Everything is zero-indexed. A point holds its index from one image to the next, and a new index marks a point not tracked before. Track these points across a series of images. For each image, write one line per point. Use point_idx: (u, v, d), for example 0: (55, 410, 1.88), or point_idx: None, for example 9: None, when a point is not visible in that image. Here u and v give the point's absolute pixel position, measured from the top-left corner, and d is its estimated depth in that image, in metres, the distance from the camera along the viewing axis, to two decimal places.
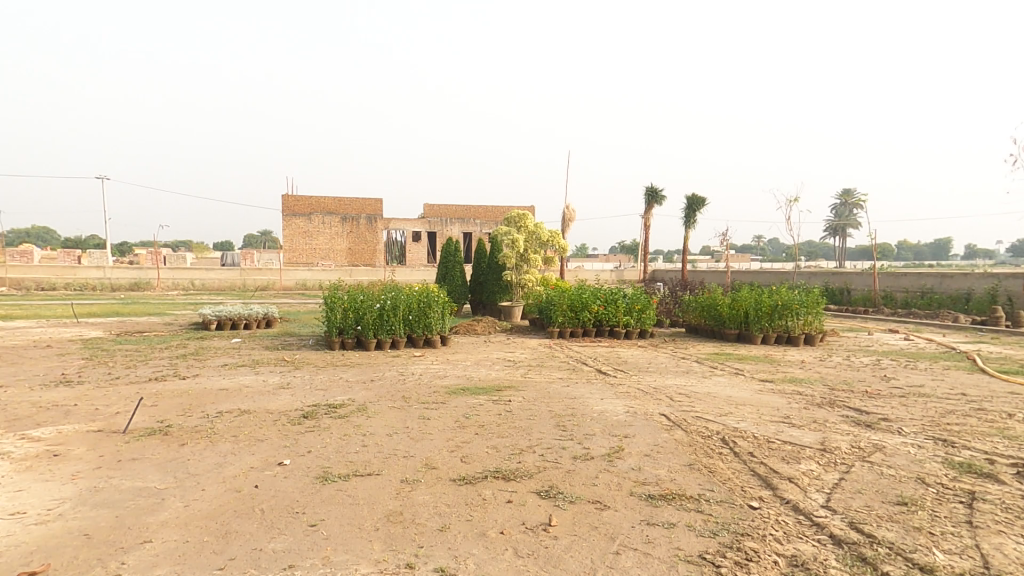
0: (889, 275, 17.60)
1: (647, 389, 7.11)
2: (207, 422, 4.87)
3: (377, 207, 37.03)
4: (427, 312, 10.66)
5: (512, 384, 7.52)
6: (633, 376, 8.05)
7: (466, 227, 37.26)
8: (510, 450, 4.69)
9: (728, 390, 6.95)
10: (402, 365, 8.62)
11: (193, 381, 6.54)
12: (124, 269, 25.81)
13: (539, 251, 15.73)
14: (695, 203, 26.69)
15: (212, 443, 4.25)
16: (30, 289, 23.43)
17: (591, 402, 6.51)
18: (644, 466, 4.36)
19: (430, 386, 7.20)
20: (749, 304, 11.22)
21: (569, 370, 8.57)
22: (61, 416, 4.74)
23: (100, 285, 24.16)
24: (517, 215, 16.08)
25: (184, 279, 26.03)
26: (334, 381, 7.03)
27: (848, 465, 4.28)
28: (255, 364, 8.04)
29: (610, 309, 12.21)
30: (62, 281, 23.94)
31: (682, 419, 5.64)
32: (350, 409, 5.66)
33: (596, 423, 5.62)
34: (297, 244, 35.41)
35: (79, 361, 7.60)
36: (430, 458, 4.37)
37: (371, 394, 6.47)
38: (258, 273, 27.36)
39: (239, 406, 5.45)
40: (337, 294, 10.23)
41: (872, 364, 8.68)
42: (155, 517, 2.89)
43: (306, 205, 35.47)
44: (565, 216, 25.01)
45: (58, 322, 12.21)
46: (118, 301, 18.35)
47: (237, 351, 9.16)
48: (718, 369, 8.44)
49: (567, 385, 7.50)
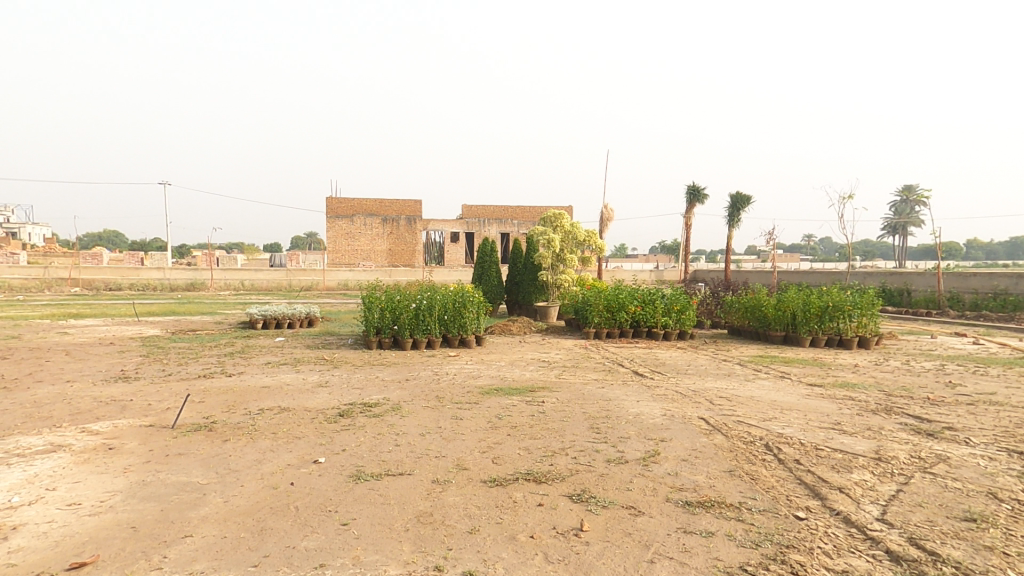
0: (955, 275, 16.44)
1: (686, 392, 6.89)
2: (249, 419, 5.05)
3: (417, 209, 37.67)
4: (462, 312, 10.73)
5: (546, 385, 7.45)
6: (671, 379, 7.82)
7: (503, 228, 37.39)
8: (543, 452, 4.63)
9: (773, 394, 6.65)
10: (437, 365, 8.71)
11: (238, 379, 6.80)
12: (181, 270, 27.28)
13: (575, 251, 15.58)
14: (739, 200, 25.85)
15: (252, 440, 4.39)
16: (100, 289, 25.14)
17: (627, 404, 6.36)
18: (681, 472, 4.21)
19: (464, 386, 7.23)
20: (796, 304, 10.74)
21: (605, 372, 8.43)
22: (117, 410, 5.02)
23: (160, 286, 25.63)
24: (553, 214, 15.97)
25: (235, 279, 27.26)
26: (370, 380, 7.16)
27: (906, 476, 3.99)
28: (297, 363, 8.31)
29: (648, 309, 11.94)
30: (126, 281, 25.55)
31: (722, 424, 5.43)
32: (385, 408, 5.74)
33: (631, 426, 5.48)
34: (340, 246, 36.48)
35: (137, 357, 8.06)
36: (462, 458, 4.37)
37: (405, 393, 6.55)
38: (303, 274, 28.35)
39: (279, 404, 5.63)
40: (375, 295, 10.44)
41: (934, 369, 8.11)
42: (197, 512, 3.00)
43: (348, 208, 36.48)
44: (603, 216, 24.70)
45: (120, 320, 13.01)
46: (175, 300, 19.41)
47: (281, 349, 9.49)
48: (762, 373, 8.10)
49: (602, 387, 7.36)
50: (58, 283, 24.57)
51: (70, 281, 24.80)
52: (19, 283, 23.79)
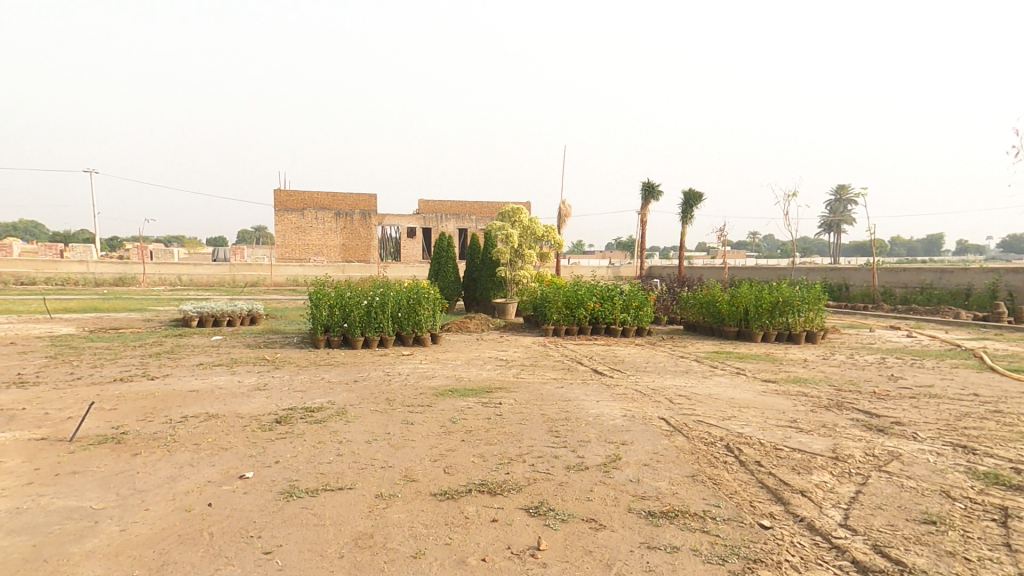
0: (888, 270, 17.31)
1: (645, 390, 6.76)
2: (169, 428, 4.49)
3: (371, 202, 36.55)
4: (416, 309, 10.28)
5: (503, 385, 7.16)
6: (630, 377, 7.70)
7: (461, 224, 36.82)
8: (498, 459, 4.33)
9: (730, 392, 6.62)
10: (388, 365, 8.26)
11: (162, 383, 6.14)
12: (110, 264, 25.26)
13: (533, 246, 15.37)
14: (691, 198, 26.44)
15: (169, 453, 3.87)
16: (13, 285, 22.93)
17: (587, 405, 6.16)
18: (643, 478, 4.01)
19: (417, 387, 6.83)
20: (749, 300, 10.90)
21: (563, 370, 8.23)
22: (6, 423, 4.35)
23: (84, 281, 23.61)
24: (511, 209, 15.69)
25: (172, 274, 25.50)
26: (314, 382, 6.64)
27: (864, 476, 3.95)
28: (233, 364, 7.67)
29: (607, 306, 11.86)
30: (45, 275, 23.40)
31: (682, 424, 5.30)
32: (328, 413, 5.29)
33: (591, 428, 5.27)
34: (290, 240, 34.92)
35: (44, 360, 7.20)
36: (410, 468, 4.01)
37: (352, 396, 6.10)
38: (248, 269, 26.90)
39: (207, 410, 5.07)
40: (323, 291, 9.83)
41: (878, 364, 8.36)
42: (82, 546, 2.52)
43: (299, 200, 34.99)
44: (561, 212, 24.63)
45: (32, 318, 11.76)
46: (101, 297, 17.85)
47: (216, 350, 8.77)
48: (718, 369, 8.12)
49: (561, 386, 7.13)
50: None
51: None
52: None
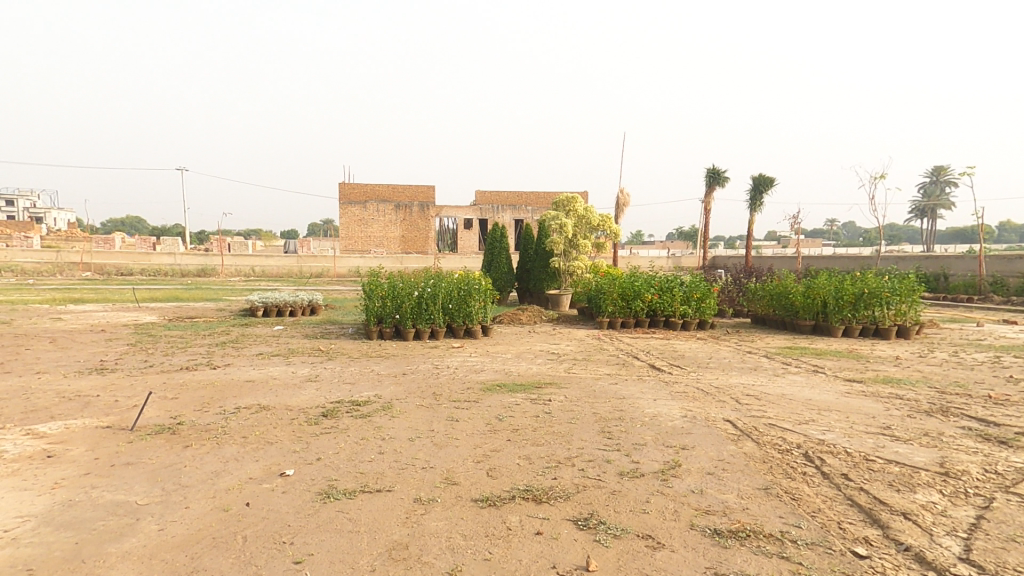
0: (997, 259, 15.40)
1: (708, 389, 6.25)
2: (222, 419, 4.53)
3: (429, 195, 37.10)
4: (468, 300, 10.18)
5: (554, 381, 6.87)
6: (691, 373, 7.18)
7: (517, 215, 36.64)
8: (545, 462, 4.06)
9: (806, 392, 5.98)
10: (439, 357, 8.19)
11: (222, 371, 6.33)
12: (192, 255, 27.14)
13: (589, 236, 14.90)
14: (761, 182, 24.78)
15: (218, 446, 3.87)
16: (113, 274, 25.12)
17: (642, 404, 5.75)
18: (706, 489, 3.59)
19: (464, 381, 6.68)
20: (827, 291, 9.97)
21: (619, 365, 7.82)
22: (77, 408, 4.54)
23: (171, 271, 25.51)
24: (566, 197, 15.27)
25: (246, 266, 27.04)
26: (363, 375, 6.65)
27: (982, 499, 3.33)
28: (290, 354, 7.85)
29: (666, 297, 11.25)
30: (138, 266, 25.48)
31: (752, 428, 4.79)
32: (374, 408, 5.22)
33: (647, 429, 4.88)
34: (353, 232, 36.14)
35: (123, 347, 7.67)
36: (452, 470, 3.82)
37: (399, 390, 6.03)
38: (314, 260, 28.07)
39: (259, 402, 5.13)
40: (376, 282, 9.92)
41: (987, 363, 7.32)
42: (119, 546, 2.49)
43: (361, 193, 36.09)
44: (618, 201, 23.83)
45: (121, 307, 12.73)
46: (183, 287, 19.13)
47: (277, 339, 9.05)
48: (792, 366, 7.41)
49: (615, 383, 6.75)
50: (71, 268, 24.54)
51: (83, 265, 24.72)
52: (32, 267, 23.75)
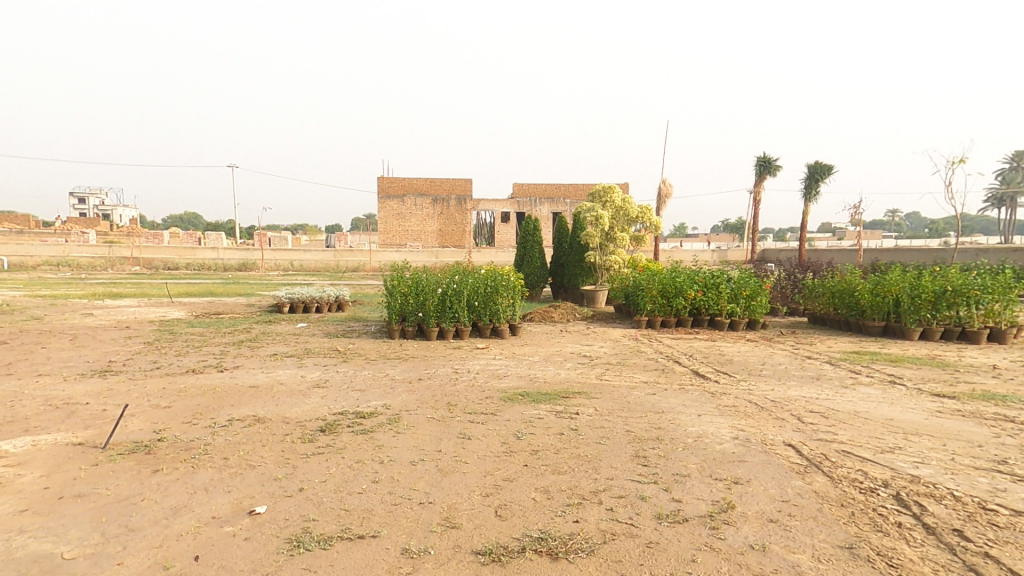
0: None
1: (763, 403, 5.39)
2: (208, 433, 4.09)
3: (466, 188, 36.72)
4: (495, 298, 9.61)
5: (584, 390, 6.16)
6: (742, 383, 6.31)
7: (555, 207, 35.72)
8: (567, 498, 3.38)
9: (885, 409, 5.04)
10: (461, 360, 7.63)
11: (228, 374, 5.97)
12: (235, 250, 27.82)
13: (626, 228, 14.01)
14: (819, 170, 22.98)
15: (191, 469, 3.40)
16: (159, 267, 26.17)
17: (684, 420, 4.98)
18: (770, 545, 2.83)
19: (484, 389, 6.07)
20: (902, 288, 8.80)
21: (658, 371, 7.03)
22: (58, 420, 4.20)
23: (214, 266, 26.22)
24: (602, 187, 14.39)
25: (285, 260, 27.45)
26: (375, 380, 6.14)
27: None
28: (305, 354, 7.47)
29: (711, 294, 10.30)
30: (184, 260, 26.25)
31: (822, 457, 3.95)
32: (379, 422, 4.69)
33: (691, 455, 4.13)
34: (391, 226, 36.21)
35: (139, 345, 7.48)
36: (453, 508, 3.20)
37: (410, 399, 5.47)
38: (350, 255, 28.21)
39: (255, 411, 4.68)
40: (400, 278, 9.46)
41: None
42: None
43: (399, 187, 36.15)
44: (660, 192, 22.62)
45: (155, 301, 12.83)
46: (221, 281, 19.42)
47: (296, 338, 8.73)
48: (862, 376, 6.42)
49: (653, 393, 5.98)
50: (122, 262, 25.50)
51: (132, 259, 25.71)
52: (88, 262, 24.96)
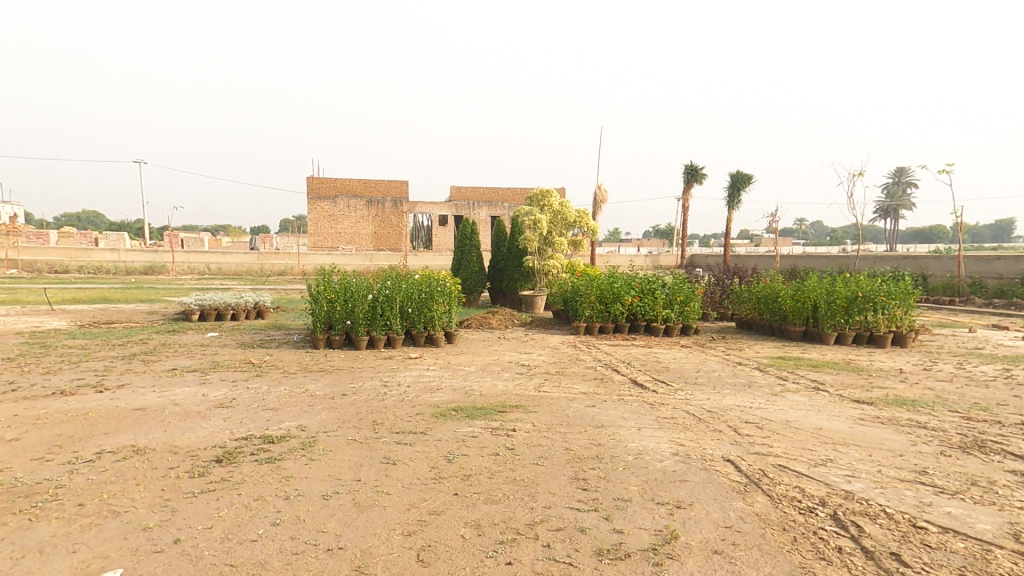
0: (977, 259, 15.08)
1: (701, 414, 5.30)
2: (64, 472, 3.36)
3: (403, 189, 35.71)
4: (430, 304, 9.12)
5: (521, 403, 5.83)
6: (679, 392, 6.24)
7: (493, 211, 35.47)
8: (500, 535, 3.01)
9: (814, 417, 5.09)
10: (390, 372, 7.09)
11: (110, 395, 5.11)
12: (140, 251, 25.31)
13: (564, 233, 13.97)
14: (740, 181, 24.26)
15: (28, 524, 2.71)
16: (44, 271, 23.27)
17: (624, 435, 4.77)
18: None
19: (414, 405, 5.59)
20: (819, 294, 9.22)
21: (596, 381, 6.84)
22: None
23: (115, 269, 23.70)
24: (540, 191, 14.25)
25: (200, 263, 25.30)
26: (290, 397, 5.49)
27: None
28: (211, 369, 6.64)
29: (647, 300, 10.37)
30: (77, 263, 23.49)
31: (761, 473, 3.84)
32: (289, 447, 4.11)
33: (632, 475, 3.90)
34: (322, 228, 34.49)
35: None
36: (366, 555, 2.74)
37: (330, 419, 4.90)
38: (275, 258, 26.46)
39: (134, 439, 3.96)
40: (326, 283, 8.77)
41: (999, 377, 6.59)
42: None
43: (331, 187, 34.54)
44: (596, 198, 22.97)
45: (34, 309, 11.17)
46: (120, 285, 17.46)
47: (202, 350, 7.80)
48: (790, 382, 6.56)
49: (592, 406, 5.76)
50: None
51: (10, 261, 22.71)
52: None
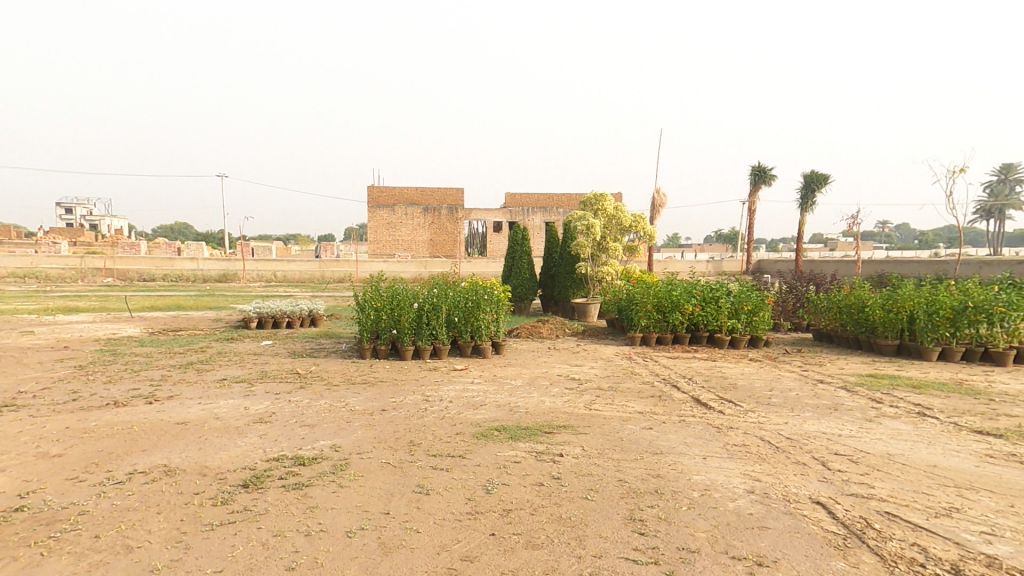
0: None
1: (779, 443, 4.60)
2: (91, 495, 3.27)
3: (458, 197, 36.05)
4: (477, 313, 8.82)
5: (571, 424, 5.34)
6: (751, 414, 5.53)
7: (548, 217, 35.07)
8: None
9: (924, 452, 4.27)
10: (435, 385, 6.82)
11: (157, 407, 5.11)
12: (215, 261, 26.84)
13: (619, 239, 13.34)
14: (815, 180, 22.48)
15: (39, 560, 2.57)
16: (133, 280, 25.20)
17: (687, 465, 4.19)
18: None
19: (455, 423, 5.24)
20: (917, 303, 8.14)
21: (655, 399, 6.23)
22: None
23: (193, 277, 25.30)
24: (593, 194, 13.69)
25: (268, 271, 26.55)
26: (330, 413, 5.30)
27: None
28: (258, 379, 6.63)
29: (710, 309, 9.57)
30: (161, 271, 25.26)
31: (863, 524, 3.16)
32: (320, 470, 3.86)
33: (699, 517, 3.33)
34: (381, 236, 35.39)
35: (67, 371, 6.60)
36: None
37: (366, 438, 4.64)
38: (336, 266, 27.32)
39: (166, 458, 3.85)
40: (373, 292, 8.68)
41: None
42: None
43: (389, 196, 35.42)
44: (655, 201, 22.03)
45: (113, 317, 11.89)
46: (195, 293, 18.48)
47: (254, 359, 7.88)
48: (886, 406, 5.66)
49: (650, 428, 5.18)
50: (94, 273, 24.56)
51: (105, 271, 24.75)
52: (57, 274, 23.92)
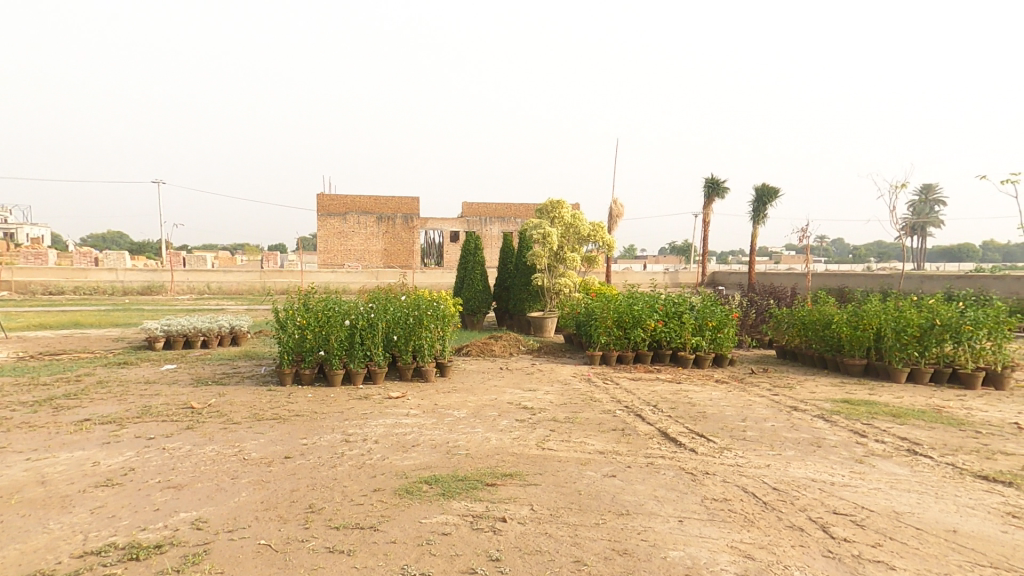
0: None
1: (767, 496, 3.79)
2: None
3: (413, 206, 34.77)
4: (418, 329, 7.77)
5: (518, 471, 4.36)
6: (729, 454, 4.74)
7: (505, 227, 34.33)
8: None
9: (937, 510, 3.56)
10: (361, 419, 5.72)
11: None
12: (139, 271, 24.40)
13: (576, 249, 12.62)
14: (765, 193, 22.72)
15: None
16: (37, 292, 22.47)
17: (663, 534, 3.30)
18: None
19: (374, 475, 4.18)
20: (884, 320, 7.70)
21: (618, 434, 5.36)
22: None
23: (111, 289, 22.92)
24: (550, 202, 12.90)
25: (200, 282, 24.42)
26: (211, 467, 4.12)
27: None
28: (135, 417, 5.34)
29: (673, 326, 8.90)
30: (72, 283, 22.73)
31: None
32: (158, 567, 2.73)
33: None
34: (332, 245, 33.64)
35: None
36: None
37: (248, 506, 3.51)
38: (278, 276, 25.47)
39: None
40: (295, 307, 7.48)
41: None
42: None
43: (341, 205, 33.78)
44: (612, 212, 21.61)
45: None
46: (108, 308, 16.47)
47: (142, 389, 6.53)
48: (874, 441, 5.01)
49: (614, 475, 4.28)
50: None
51: (2, 283, 22.02)
52: None
